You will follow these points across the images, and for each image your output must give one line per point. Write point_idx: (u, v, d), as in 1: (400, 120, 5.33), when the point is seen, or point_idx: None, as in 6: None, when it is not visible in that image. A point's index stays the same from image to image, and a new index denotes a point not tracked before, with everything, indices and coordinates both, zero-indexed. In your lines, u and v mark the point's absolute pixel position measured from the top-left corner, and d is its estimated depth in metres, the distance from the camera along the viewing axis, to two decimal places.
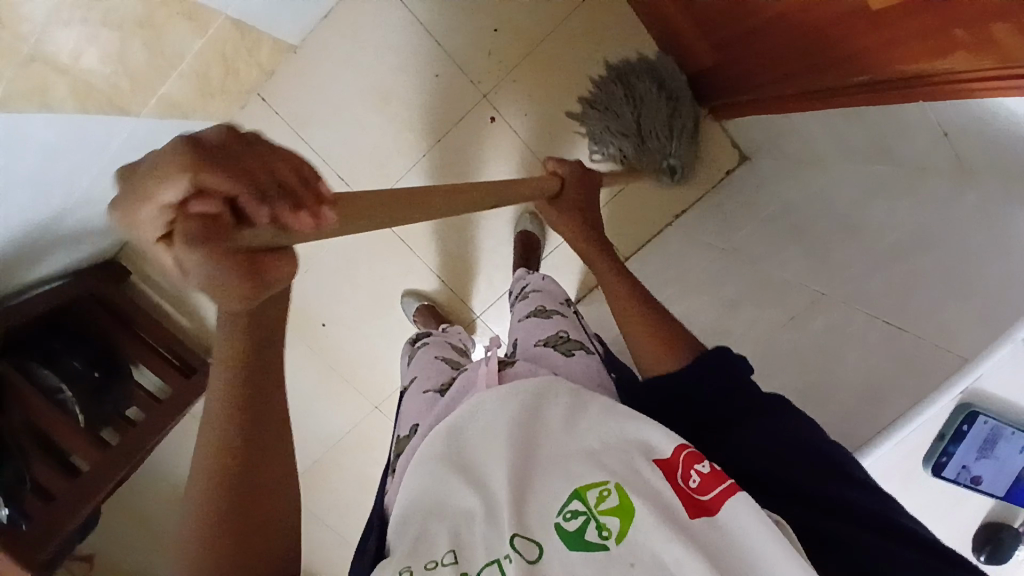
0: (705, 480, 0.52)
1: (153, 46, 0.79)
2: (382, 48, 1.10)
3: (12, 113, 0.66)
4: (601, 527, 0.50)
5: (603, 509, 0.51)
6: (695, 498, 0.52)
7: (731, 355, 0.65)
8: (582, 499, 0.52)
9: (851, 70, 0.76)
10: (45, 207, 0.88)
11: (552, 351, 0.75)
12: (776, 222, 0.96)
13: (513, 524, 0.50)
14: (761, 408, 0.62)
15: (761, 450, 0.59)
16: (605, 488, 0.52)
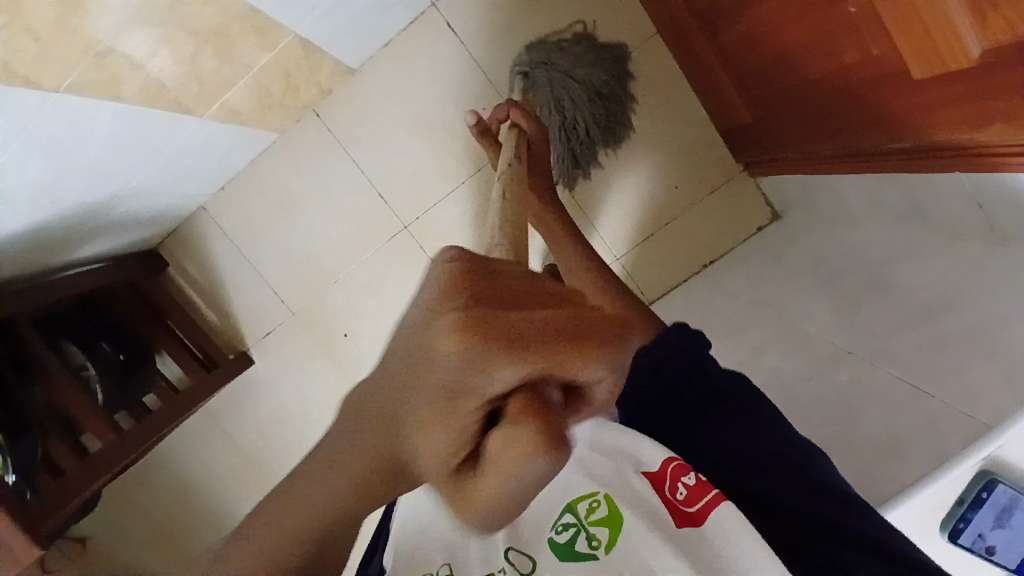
0: (691, 492, 0.57)
1: (224, 56, 0.84)
2: (433, 77, 1.15)
3: (83, 99, 0.72)
4: (591, 537, 0.58)
5: (592, 519, 0.59)
6: (681, 508, 0.57)
7: (696, 338, 0.75)
8: (574, 510, 0.60)
9: (887, 134, 0.77)
10: (101, 191, 0.92)
11: None
12: (807, 279, 0.96)
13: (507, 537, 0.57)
14: (733, 397, 0.71)
15: (726, 441, 0.69)
16: (595, 498, 0.60)
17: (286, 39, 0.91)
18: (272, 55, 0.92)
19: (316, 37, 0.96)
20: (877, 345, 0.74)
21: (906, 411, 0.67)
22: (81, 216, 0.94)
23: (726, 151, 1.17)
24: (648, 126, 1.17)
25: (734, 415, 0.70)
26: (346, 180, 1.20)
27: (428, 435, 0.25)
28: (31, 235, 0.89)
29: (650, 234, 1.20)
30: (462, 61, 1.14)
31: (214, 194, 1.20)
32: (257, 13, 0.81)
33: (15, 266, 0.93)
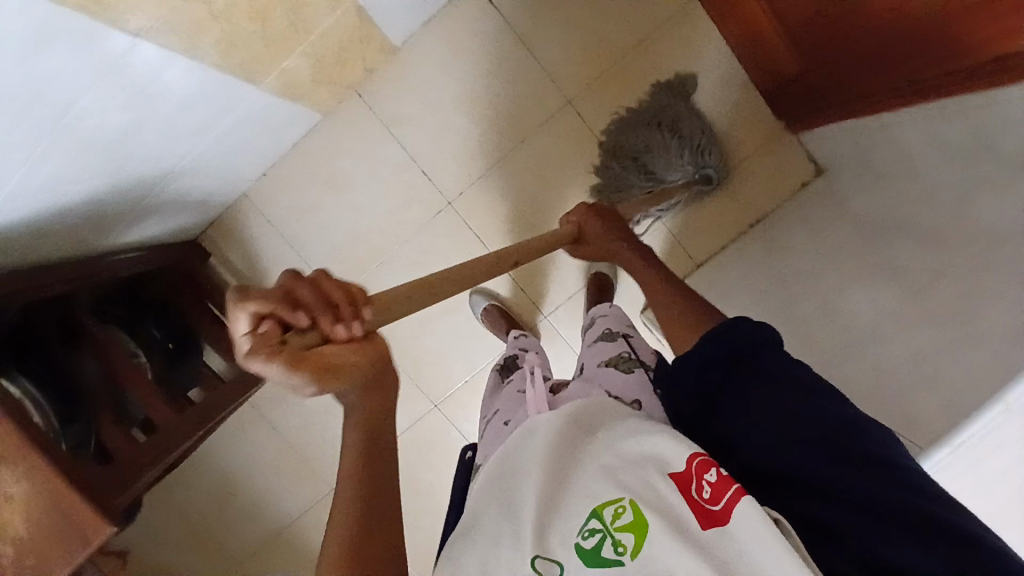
0: (715, 489, 0.50)
1: (293, 14, 0.84)
2: (477, 54, 1.16)
3: (164, 47, 0.71)
4: (616, 543, 0.51)
5: (619, 526, 0.51)
6: (706, 507, 0.50)
7: (737, 326, 0.63)
8: (599, 517, 0.53)
9: (957, 55, 0.78)
10: (162, 162, 0.91)
11: (614, 370, 0.75)
12: (860, 215, 0.97)
13: (533, 545, 0.52)
14: (770, 371, 0.60)
15: (759, 425, 0.57)
16: (620, 504, 0.52)
17: (348, 5, 0.92)
18: (335, 20, 0.93)
19: (374, 7, 0.97)
20: None
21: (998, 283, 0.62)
22: (138, 193, 0.93)
23: (768, 113, 1.20)
24: (689, 92, 1.18)
25: (769, 392, 0.58)
26: (390, 159, 1.20)
27: (264, 375, 0.39)
28: (88, 205, 0.86)
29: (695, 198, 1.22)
30: (505, 37, 1.16)
31: (257, 180, 1.20)
32: None
33: (70, 243, 0.90)
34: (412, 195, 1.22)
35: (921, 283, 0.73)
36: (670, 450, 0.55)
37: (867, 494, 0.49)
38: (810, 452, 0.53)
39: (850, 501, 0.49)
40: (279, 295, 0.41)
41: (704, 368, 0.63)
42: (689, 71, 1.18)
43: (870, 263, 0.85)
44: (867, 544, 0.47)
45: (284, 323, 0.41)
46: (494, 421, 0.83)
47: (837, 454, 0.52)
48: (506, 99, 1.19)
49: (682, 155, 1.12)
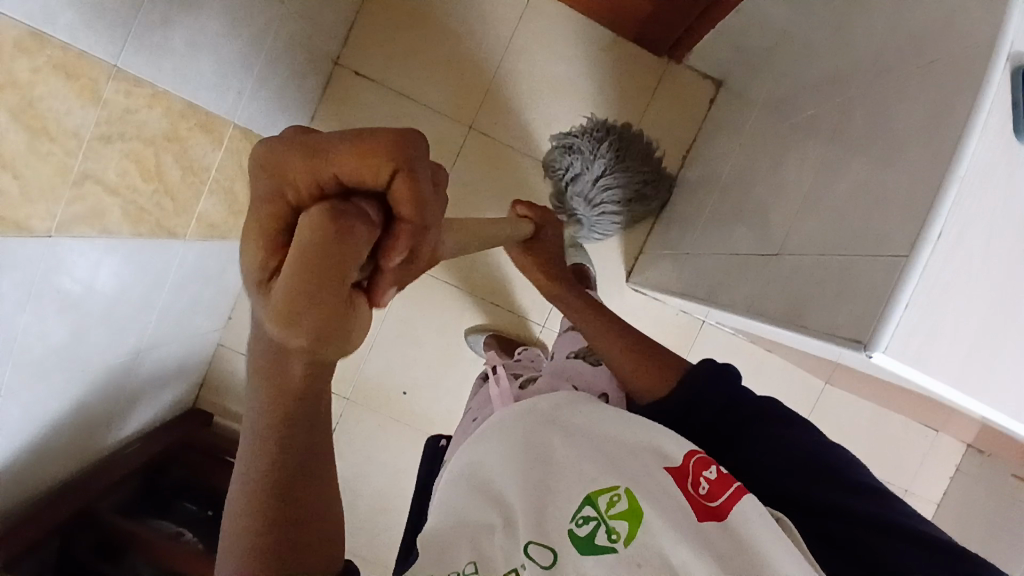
0: (713, 487, 0.55)
1: (183, 161, 0.87)
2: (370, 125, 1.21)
3: (74, 236, 0.73)
4: (610, 531, 0.53)
5: (613, 513, 0.54)
6: (704, 503, 0.54)
7: (736, 373, 0.75)
8: (594, 504, 0.55)
9: None
10: (124, 348, 0.92)
11: (582, 364, 0.86)
12: (766, 98, 1.00)
13: (527, 531, 0.54)
14: (770, 418, 0.72)
15: (778, 458, 0.68)
16: (616, 493, 0.55)
17: (230, 132, 0.96)
18: (224, 152, 0.96)
19: (255, 124, 1.01)
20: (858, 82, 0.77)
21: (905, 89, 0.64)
22: (116, 385, 0.94)
23: (647, 55, 1.25)
24: (571, 69, 1.23)
25: (770, 429, 0.71)
26: None
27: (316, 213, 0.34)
28: (72, 417, 0.86)
29: None
30: (386, 99, 1.21)
31: (225, 326, 1.22)
32: (197, 109, 0.86)
33: (71, 459, 0.90)
34: None
35: (841, 123, 0.75)
36: (671, 448, 0.60)
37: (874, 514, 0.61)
38: (817, 479, 0.65)
39: (859, 522, 0.61)
40: (425, 185, 0.38)
41: (717, 407, 0.73)
42: (560, 51, 1.23)
43: (794, 130, 0.86)
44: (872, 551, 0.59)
45: (380, 173, 0.36)
46: (465, 420, 0.89)
47: (842, 484, 0.64)
48: None
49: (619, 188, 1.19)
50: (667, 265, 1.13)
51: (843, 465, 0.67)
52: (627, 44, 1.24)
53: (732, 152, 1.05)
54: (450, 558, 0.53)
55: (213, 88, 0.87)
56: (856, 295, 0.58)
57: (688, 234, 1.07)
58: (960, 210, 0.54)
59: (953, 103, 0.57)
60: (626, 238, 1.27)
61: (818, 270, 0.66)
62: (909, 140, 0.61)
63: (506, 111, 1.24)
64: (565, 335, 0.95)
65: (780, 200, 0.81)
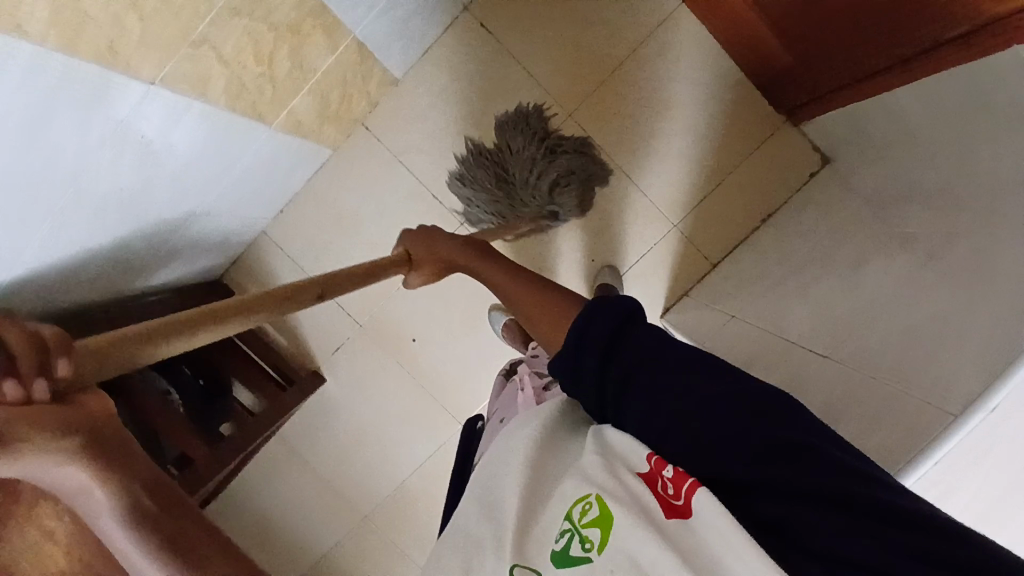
0: (676, 480, 0.50)
1: (296, 56, 0.88)
2: (475, 79, 1.20)
3: (175, 93, 0.74)
4: (584, 540, 0.51)
5: (586, 522, 0.52)
6: (672, 502, 0.50)
7: (609, 305, 0.60)
8: (570, 517, 0.54)
9: (959, 19, 0.76)
10: (180, 208, 0.95)
11: None
12: (869, 193, 0.97)
13: (511, 553, 0.53)
14: (658, 355, 0.56)
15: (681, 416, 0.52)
16: (587, 501, 0.53)
17: (347, 41, 0.96)
18: (334, 59, 0.97)
19: (371, 41, 1.01)
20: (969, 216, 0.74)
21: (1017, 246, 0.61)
22: (160, 237, 0.97)
23: (766, 106, 1.21)
24: (688, 92, 1.20)
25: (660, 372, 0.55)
26: (398, 188, 1.24)
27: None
28: (111, 254, 0.90)
29: (706, 195, 1.23)
30: (499, 58, 1.19)
31: (275, 218, 1.24)
32: (325, 10, 0.86)
33: (93, 290, 0.94)
34: (424, 219, 1.25)
35: (938, 250, 0.72)
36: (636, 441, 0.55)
37: (816, 484, 0.45)
38: (737, 441, 0.49)
39: (799, 493, 0.45)
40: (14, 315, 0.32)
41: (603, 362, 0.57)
42: (682, 72, 1.19)
43: (886, 239, 0.84)
44: (822, 536, 0.43)
45: None
46: (492, 420, 0.88)
47: (772, 437, 0.48)
48: None
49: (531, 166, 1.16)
50: (706, 316, 1.11)
51: (772, 406, 0.50)
52: (751, 88, 1.20)
53: (814, 235, 1.02)
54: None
55: None
56: (893, 428, 0.60)
57: (740, 297, 1.05)
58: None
59: None
60: (679, 274, 1.26)
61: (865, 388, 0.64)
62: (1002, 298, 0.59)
63: (611, 113, 1.21)
64: None
65: (849, 301, 0.79)
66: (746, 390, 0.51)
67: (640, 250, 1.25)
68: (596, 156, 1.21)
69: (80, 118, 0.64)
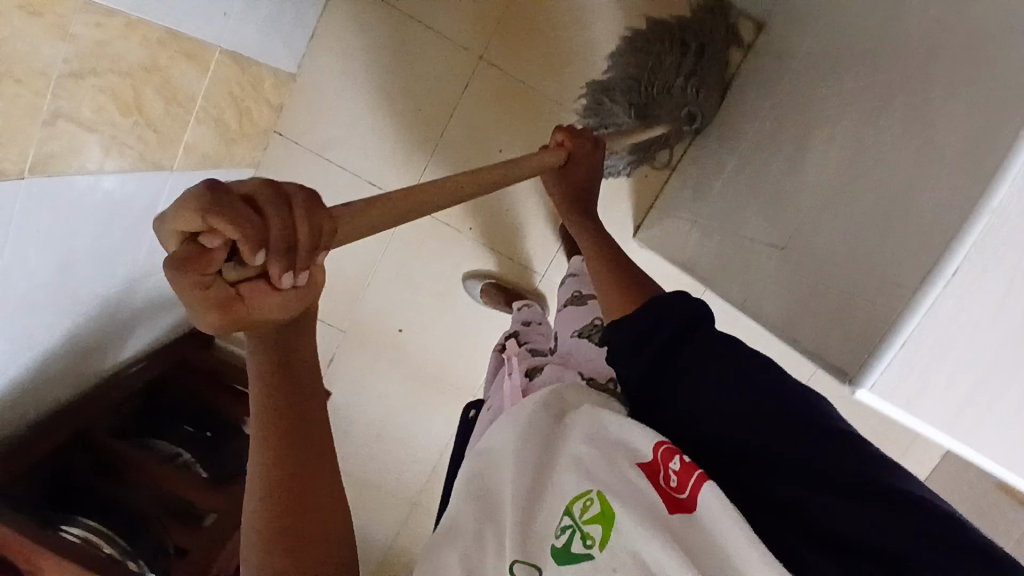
0: (680, 477, 0.51)
1: (166, 91, 0.82)
2: (372, 48, 1.12)
3: (50, 178, 0.70)
4: (586, 537, 0.50)
5: (587, 518, 0.51)
6: (673, 495, 0.51)
7: (687, 299, 0.63)
8: (570, 512, 0.52)
9: None
10: (113, 278, 0.92)
11: (587, 342, 0.81)
12: (806, 54, 0.90)
13: (512, 549, 0.50)
14: (718, 351, 0.59)
15: (722, 404, 0.56)
16: (589, 497, 0.52)
17: (218, 57, 0.89)
18: (211, 78, 0.90)
19: (245, 47, 0.94)
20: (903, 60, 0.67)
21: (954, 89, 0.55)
22: (104, 317, 0.94)
23: None
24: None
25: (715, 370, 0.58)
26: (334, 185, 1.19)
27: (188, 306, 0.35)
28: (64, 349, 0.88)
29: None
30: (390, 19, 1.10)
31: None
32: (179, 35, 0.79)
33: (64, 384, 0.93)
34: None
35: (880, 106, 0.66)
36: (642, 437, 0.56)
37: (836, 474, 0.49)
38: (772, 432, 0.53)
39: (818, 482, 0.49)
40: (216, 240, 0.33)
41: (662, 343, 0.61)
42: None
43: (826, 105, 0.78)
44: (829, 524, 0.46)
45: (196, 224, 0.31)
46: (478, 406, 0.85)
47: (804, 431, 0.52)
48: (417, 81, 1.14)
49: (676, 81, 1.08)
50: (673, 226, 1.07)
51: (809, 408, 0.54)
52: None
53: (760, 113, 0.95)
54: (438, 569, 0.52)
55: (195, 11, 0.79)
56: (857, 327, 0.56)
57: (701, 199, 1.00)
58: (990, 245, 0.48)
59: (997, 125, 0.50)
60: (639, 189, 1.20)
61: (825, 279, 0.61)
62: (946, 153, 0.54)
63: (523, 43, 1.13)
64: (566, 304, 0.90)
65: (803, 184, 0.74)
66: (786, 389, 0.55)
67: None
68: (726, 22, 1.11)
69: None
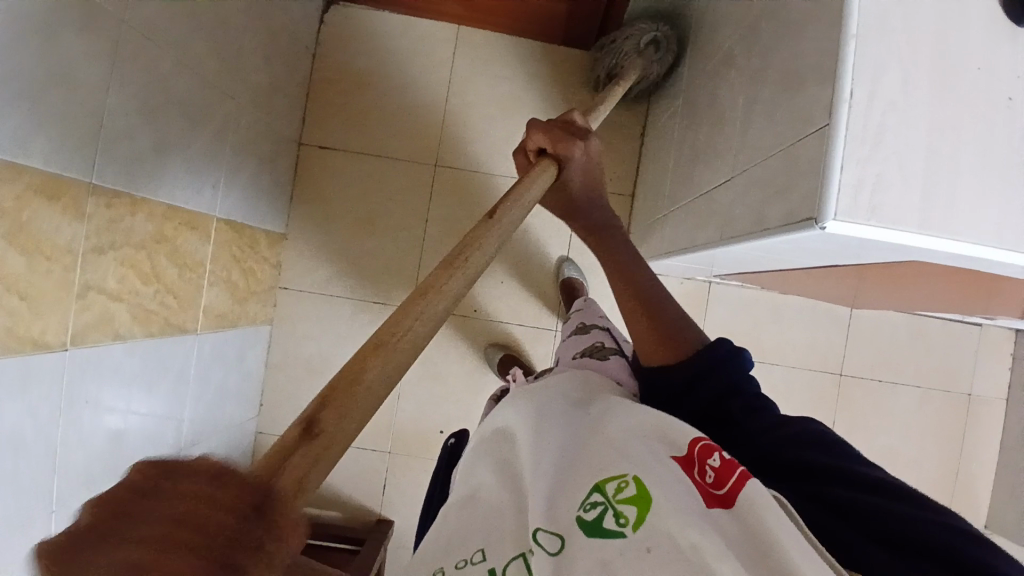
0: (721, 473, 0.48)
1: (176, 259, 0.94)
2: (344, 190, 1.28)
3: (90, 346, 0.78)
4: (619, 514, 0.44)
5: (622, 498, 0.45)
6: (711, 489, 0.47)
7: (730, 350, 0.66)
8: (601, 490, 0.46)
9: None
10: (165, 446, 0.98)
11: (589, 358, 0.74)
12: (692, 47, 1.03)
13: (536, 516, 0.45)
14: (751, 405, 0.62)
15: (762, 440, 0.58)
16: (623, 480, 0.47)
17: (215, 224, 1.03)
18: (214, 245, 1.03)
19: (235, 213, 1.08)
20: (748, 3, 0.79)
21: None
22: None
23: (578, 53, 1.30)
24: (513, 85, 1.30)
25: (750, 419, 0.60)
26: (342, 317, 1.29)
27: None
28: None
29: None
30: (351, 162, 1.29)
31: (259, 412, 1.28)
32: (179, 208, 0.93)
33: None
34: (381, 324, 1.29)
35: (752, 38, 0.77)
36: (676, 433, 0.53)
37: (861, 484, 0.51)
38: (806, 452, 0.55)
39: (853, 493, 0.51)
40: None
41: (711, 395, 0.63)
42: (497, 73, 1.30)
43: (717, 69, 0.89)
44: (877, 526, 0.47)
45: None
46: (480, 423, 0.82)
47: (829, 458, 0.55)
48: (389, 203, 1.29)
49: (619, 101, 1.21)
50: (649, 234, 1.15)
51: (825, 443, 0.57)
52: (557, 46, 1.30)
53: (678, 108, 1.07)
54: (460, 545, 0.47)
55: (186, 187, 0.94)
56: (801, 175, 0.59)
57: (661, 197, 1.09)
58: (866, 63, 0.55)
59: None
60: None
61: (766, 173, 0.67)
62: (804, 30, 0.63)
63: (465, 141, 1.30)
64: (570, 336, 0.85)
65: (724, 127, 0.83)
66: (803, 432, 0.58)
67: None
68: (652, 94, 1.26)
69: (19, 413, 0.68)
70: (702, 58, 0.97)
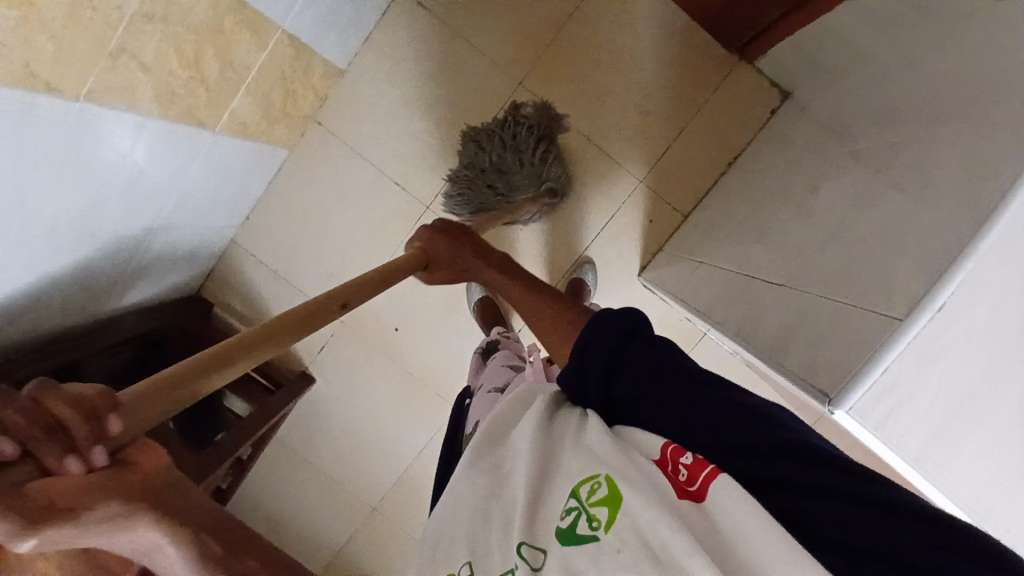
0: (692, 470, 0.46)
1: (224, 57, 0.88)
2: (417, 59, 1.19)
3: (103, 106, 0.74)
4: (591, 518, 0.45)
5: (593, 500, 0.46)
6: (683, 488, 0.46)
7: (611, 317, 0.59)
8: (576, 494, 0.47)
9: None
10: (138, 223, 0.96)
11: None
12: (823, 119, 0.94)
13: (518, 531, 0.46)
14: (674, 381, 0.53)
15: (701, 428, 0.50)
16: (596, 480, 0.47)
17: (277, 36, 0.95)
18: (267, 56, 0.96)
19: (303, 32, 1.00)
20: (905, 121, 0.71)
21: (958, 146, 0.58)
22: (121, 257, 0.98)
23: (718, 48, 1.18)
24: (637, 44, 1.18)
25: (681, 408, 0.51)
26: (360, 177, 1.25)
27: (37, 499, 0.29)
28: (74, 277, 0.90)
29: (676, 138, 1.22)
30: (440, 35, 1.18)
31: (242, 224, 1.27)
32: (246, 8, 0.85)
33: (67, 313, 0.96)
34: (392, 207, 1.26)
35: (886, 159, 0.70)
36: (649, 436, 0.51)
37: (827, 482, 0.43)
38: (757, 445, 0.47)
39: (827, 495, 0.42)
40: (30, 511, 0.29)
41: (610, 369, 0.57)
42: (628, 23, 1.17)
43: (835, 161, 0.82)
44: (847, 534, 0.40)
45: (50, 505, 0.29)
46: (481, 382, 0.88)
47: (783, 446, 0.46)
48: (456, 96, 1.21)
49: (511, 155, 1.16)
50: (674, 268, 1.11)
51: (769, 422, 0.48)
52: (701, 29, 1.17)
53: (775, 168, 1.00)
54: (448, 557, 0.49)
55: None
56: (845, 341, 0.56)
57: (706, 241, 1.05)
58: (972, 282, 0.51)
59: (990, 179, 0.52)
60: (649, 230, 1.25)
61: (816, 306, 0.63)
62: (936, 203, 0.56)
63: (560, 76, 1.20)
64: None
65: (802, 228, 0.78)
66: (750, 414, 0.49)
67: (607, 211, 1.24)
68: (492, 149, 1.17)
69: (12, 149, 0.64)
70: (825, 143, 0.89)
